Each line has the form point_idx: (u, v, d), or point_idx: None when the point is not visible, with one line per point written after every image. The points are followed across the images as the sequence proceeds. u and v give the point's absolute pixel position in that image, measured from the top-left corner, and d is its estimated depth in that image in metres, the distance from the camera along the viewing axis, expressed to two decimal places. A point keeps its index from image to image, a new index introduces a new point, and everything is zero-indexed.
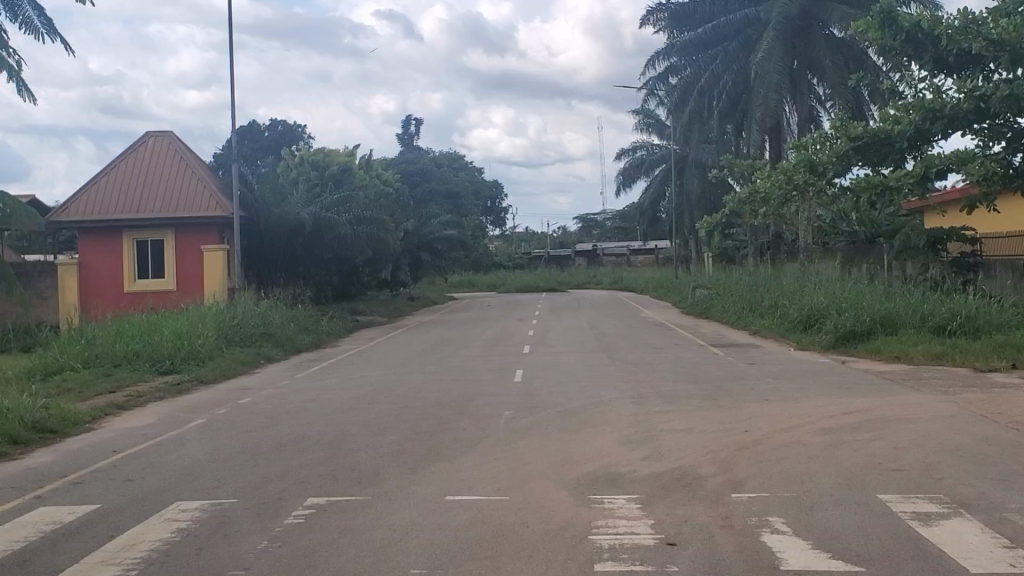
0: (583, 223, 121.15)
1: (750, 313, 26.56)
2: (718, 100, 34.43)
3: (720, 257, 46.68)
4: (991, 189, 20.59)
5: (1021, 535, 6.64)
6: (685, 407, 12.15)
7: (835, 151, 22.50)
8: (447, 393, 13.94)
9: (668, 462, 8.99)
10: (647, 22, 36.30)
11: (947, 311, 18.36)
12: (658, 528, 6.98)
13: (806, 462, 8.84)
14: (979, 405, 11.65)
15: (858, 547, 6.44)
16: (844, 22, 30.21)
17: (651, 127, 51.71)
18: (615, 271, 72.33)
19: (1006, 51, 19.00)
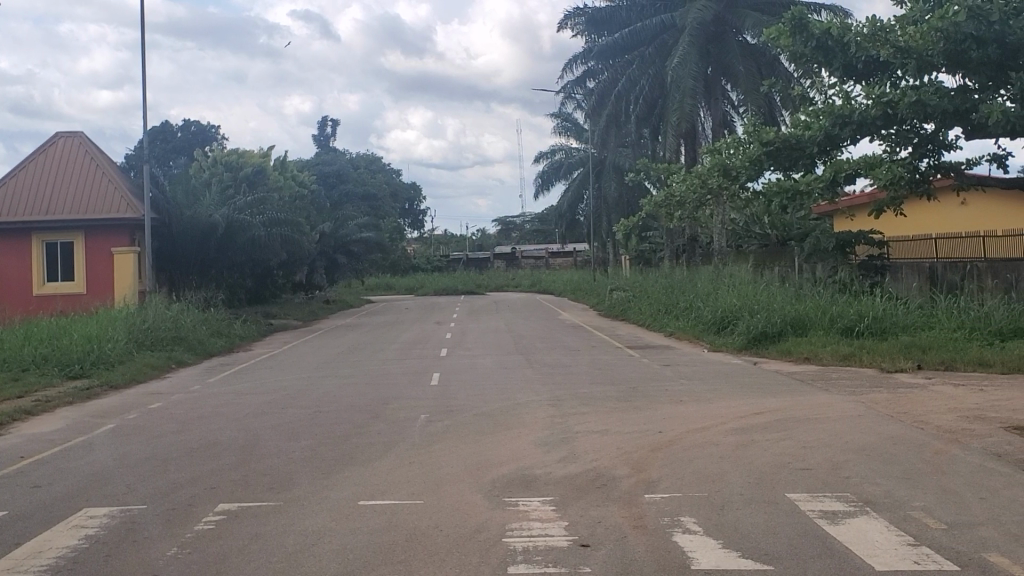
0: (502, 226, 121.48)
1: (665, 315, 26.84)
2: (635, 105, 34.74)
3: (638, 259, 47.05)
4: (899, 194, 21.05)
5: (925, 534, 6.78)
6: (599, 409, 12.23)
7: (747, 156, 22.84)
8: (363, 397, 13.84)
9: (582, 464, 9.06)
10: (565, 26, 36.45)
11: (855, 313, 18.76)
12: (571, 530, 7.02)
13: (717, 462, 8.97)
14: (885, 406, 11.92)
15: (767, 546, 6.54)
16: (756, 29, 30.72)
17: (569, 131, 51.99)
18: (534, 274, 72.45)
19: (913, 58, 19.54)
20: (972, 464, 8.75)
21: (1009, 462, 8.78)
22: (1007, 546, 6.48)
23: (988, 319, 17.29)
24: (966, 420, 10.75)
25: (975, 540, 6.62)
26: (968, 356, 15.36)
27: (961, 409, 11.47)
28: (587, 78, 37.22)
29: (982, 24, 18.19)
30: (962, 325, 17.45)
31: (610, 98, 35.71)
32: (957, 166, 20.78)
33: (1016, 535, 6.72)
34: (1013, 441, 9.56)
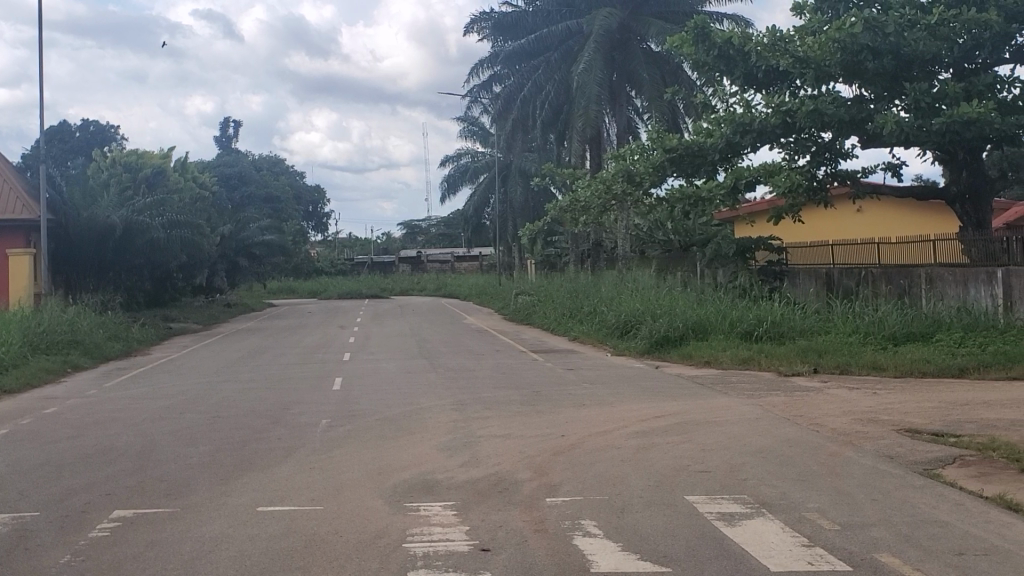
0: (408, 230, 121.10)
1: (570, 319, 27.01)
2: (540, 110, 34.91)
3: (544, 264, 47.20)
4: (798, 201, 21.50)
5: (818, 535, 6.92)
6: (502, 413, 12.24)
7: (651, 162, 23.04)
8: (263, 402, 13.67)
9: (485, 468, 9.05)
10: (471, 30, 36.47)
11: (754, 318, 19.05)
12: (472, 534, 7.01)
13: (618, 466, 9.04)
14: (782, 408, 12.14)
15: (666, 548, 6.61)
16: (660, 37, 31.17)
17: (475, 135, 52.07)
18: (438, 279, 72.24)
19: (811, 69, 20.07)
20: (866, 465, 8.95)
21: (901, 463, 9.02)
22: (898, 546, 6.65)
23: (883, 324, 17.79)
24: (860, 422, 11.01)
25: (867, 541, 6.77)
26: (863, 360, 15.72)
27: (855, 412, 11.73)
28: (493, 82, 37.29)
29: (878, 36, 19.00)
30: (857, 330, 17.89)
31: (516, 103, 35.79)
32: (853, 175, 21.36)
33: (906, 536, 6.90)
34: (903, 444, 9.81)
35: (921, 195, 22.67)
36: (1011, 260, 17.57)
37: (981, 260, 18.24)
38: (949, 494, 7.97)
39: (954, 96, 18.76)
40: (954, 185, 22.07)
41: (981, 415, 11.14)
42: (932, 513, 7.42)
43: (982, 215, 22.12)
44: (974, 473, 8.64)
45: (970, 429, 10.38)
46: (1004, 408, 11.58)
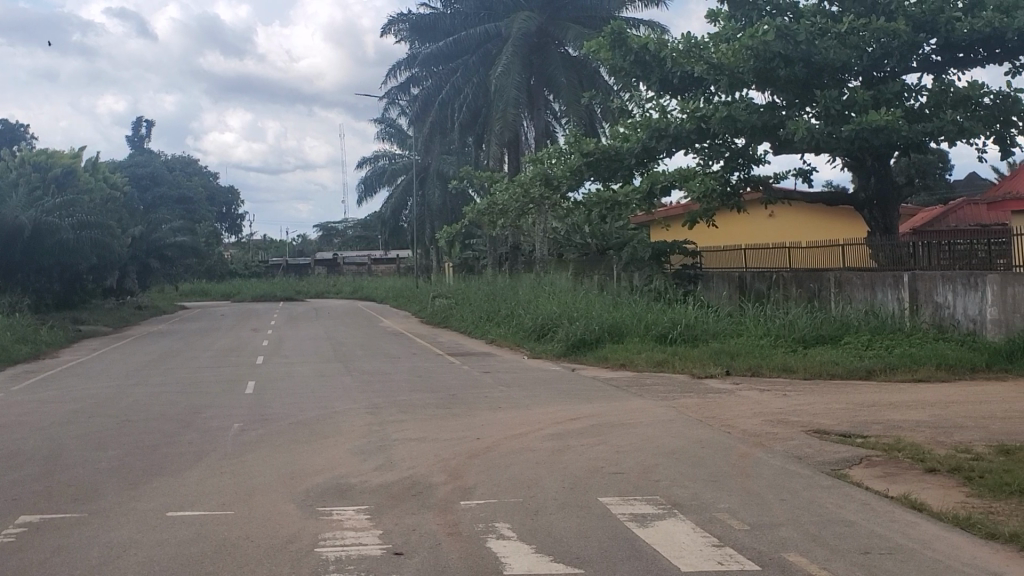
0: (324, 232, 120.33)
1: (487, 322, 27.05)
2: (458, 113, 34.88)
3: (462, 266, 47.18)
4: (711, 206, 21.80)
5: (729, 535, 7.02)
6: (417, 416, 12.21)
7: (568, 166, 23.12)
8: (174, 406, 13.44)
9: (399, 472, 9.01)
10: (388, 32, 36.28)
11: (669, 321, 19.20)
12: (385, 538, 6.98)
13: (532, 468, 9.07)
14: (695, 410, 12.28)
15: (578, 549, 6.66)
16: (578, 41, 31.46)
17: (392, 137, 51.88)
18: (354, 281, 71.81)
19: (725, 75, 20.42)
20: (775, 466, 9.11)
21: (809, 464, 9.19)
22: (805, 545, 6.77)
23: (793, 327, 18.08)
24: (770, 423, 11.19)
25: (775, 541, 6.89)
26: (773, 363, 15.96)
27: (766, 413, 11.91)
28: (411, 84, 37.11)
29: (790, 44, 19.37)
30: (768, 332, 18.16)
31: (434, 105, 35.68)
32: (766, 181, 21.71)
33: (813, 535, 7.02)
34: (812, 445, 9.98)
35: (831, 201, 23.12)
36: (917, 264, 17.96)
37: (889, 265, 18.62)
38: (856, 494, 8.14)
39: (863, 104, 19.20)
40: (862, 191, 22.53)
41: (887, 416, 11.40)
42: (838, 513, 7.57)
43: (889, 220, 22.64)
44: (879, 473, 8.83)
45: (877, 430, 10.60)
46: (909, 409, 11.86)
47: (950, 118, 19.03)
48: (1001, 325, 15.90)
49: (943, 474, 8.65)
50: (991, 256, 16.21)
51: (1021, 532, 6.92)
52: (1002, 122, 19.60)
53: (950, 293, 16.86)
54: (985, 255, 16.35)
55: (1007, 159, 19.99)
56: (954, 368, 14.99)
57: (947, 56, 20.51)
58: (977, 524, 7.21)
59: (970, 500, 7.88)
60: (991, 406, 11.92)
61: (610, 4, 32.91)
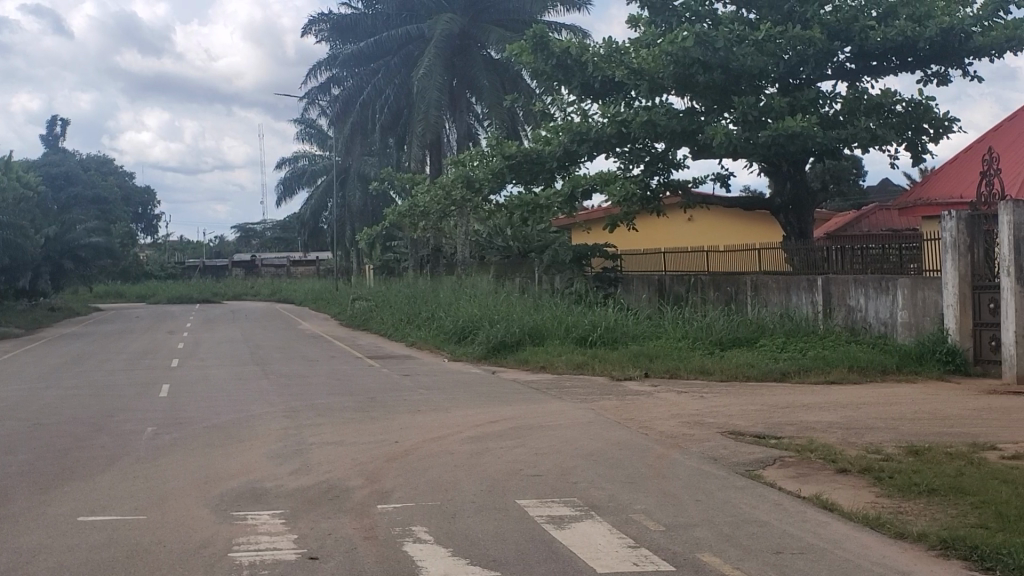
0: (243, 234, 119.05)
1: (407, 325, 26.91)
2: (380, 114, 34.72)
3: (382, 268, 46.96)
4: (632, 210, 21.94)
5: (644, 535, 7.08)
6: (336, 419, 12.12)
7: (490, 168, 23.08)
8: (87, 410, 13.17)
9: (316, 476, 8.93)
10: (309, 31, 36.00)
11: (590, 324, 19.27)
12: (300, 542, 6.91)
13: (451, 471, 9.06)
14: (614, 411, 12.38)
15: (494, 552, 6.66)
16: (500, 43, 31.69)
17: (313, 138, 51.54)
18: (272, 284, 71.09)
19: (645, 80, 20.63)
20: (691, 467, 9.21)
21: (725, 464, 9.31)
22: (719, 545, 6.85)
23: (710, 330, 18.27)
24: (687, 425, 11.32)
25: (690, 541, 6.96)
26: (691, 365, 16.13)
27: (682, 414, 12.05)
28: (331, 85, 36.85)
29: (709, 50, 19.60)
30: (687, 335, 18.34)
31: (356, 107, 35.50)
32: (685, 185, 21.97)
33: (727, 535, 7.10)
34: (728, 446, 10.10)
35: (748, 206, 23.45)
36: (831, 267, 18.29)
37: (803, 268, 18.93)
38: (770, 494, 8.26)
39: (779, 110, 19.53)
40: (778, 196, 22.85)
41: (800, 417, 11.59)
42: (752, 513, 7.67)
43: (804, 224, 23.04)
44: (792, 473, 8.97)
45: (790, 431, 10.79)
46: (822, 411, 12.09)
47: (864, 125, 19.46)
48: (910, 328, 16.23)
49: (854, 475, 8.82)
50: (902, 260, 16.56)
51: (928, 531, 7.07)
52: (913, 129, 20.03)
53: (863, 296, 17.19)
54: (896, 259, 16.69)
55: (919, 165, 20.45)
56: (865, 369, 15.31)
57: (861, 64, 20.93)
58: (885, 523, 7.36)
59: (880, 500, 8.04)
60: (901, 407, 12.20)
61: (532, 8, 33.11)
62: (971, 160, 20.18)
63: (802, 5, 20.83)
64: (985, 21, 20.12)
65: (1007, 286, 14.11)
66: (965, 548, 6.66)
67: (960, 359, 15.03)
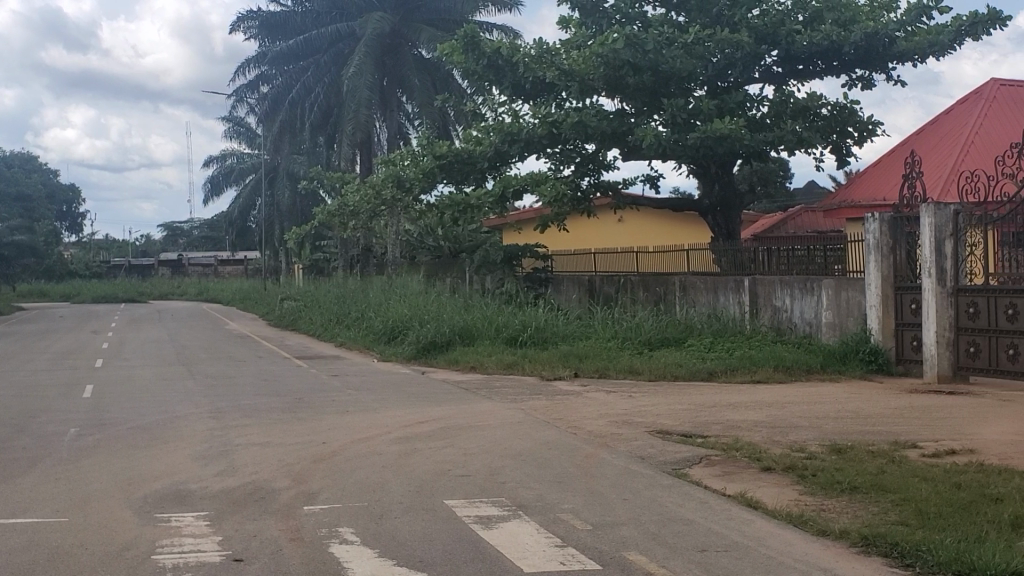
0: (170, 233, 117.35)
1: (336, 326, 26.71)
2: (309, 112, 34.44)
3: (311, 268, 46.60)
4: (562, 211, 22.04)
5: (571, 535, 7.10)
6: (263, 420, 11.99)
7: (420, 168, 22.88)
8: (7, 411, 12.90)
9: (241, 477, 8.84)
10: (237, 29, 35.57)
11: (520, 324, 19.30)
12: (224, 544, 6.84)
13: (378, 471, 9.03)
14: (542, 412, 12.40)
15: (421, 553, 6.63)
16: (431, 43, 31.63)
17: (241, 136, 51.00)
18: (200, 284, 70.22)
19: (576, 81, 20.74)
20: (618, 466, 9.26)
21: (652, 463, 9.38)
22: (645, 544, 6.88)
23: (640, 330, 18.38)
24: (615, 424, 11.38)
25: (616, 540, 6.99)
26: (620, 364, 16.22)
27: (610, 414, 12.11)
28: (260, 83, 36.49)
29: (638, 52, 19.74)
30: (616, 335, 18.45)
31: (285, 105, 35.20)
32: (615, 186, 22.13)
33: (653, 534, 7.15)
34: (655, 445, 10.17)
35: (677, 207, 23.65)
36: (757, 268, 18.53)
37: (731, 269, 19.14)
38: (695, 493, 8.33)
39: (708, 113, 19.76)
40: (706, 198, 23.07)
41: (726, 417, 11.71)
42: (678, 512, 7.74)
43: (731, 226, 23.32)
44: (717, 472, 9.06)
45: (717, 430, 10.89)
46: (748, 410, 12.22)
47: (790, 128, 19.72)
48: (834, 328, 16.49)
49: (779, 473, 8.92)
50: (827, 262, 16.82)
51: (849, 528, 7.19)
52: (838, 132, 20.35)
53: (789, 297, 17.44)
54: (821, 260, 16.94)
55: (844, 168, 20.78)
56: (791, 368, 15.53)
57: (787, 68, 21.20)
58: (809, 520, 7.46)
59: (803, 498, 8.16)
60: (824, 405, 12.38)
61: (463, 8, 33.09)
62: (894, 163, 20.55)
63: (731, 9, 21.06)
64: (909, 25, 20.54)
65: (928, 287, 14.38)
66: (886, 545, 6.78)
67: (882, 359, 15.31)
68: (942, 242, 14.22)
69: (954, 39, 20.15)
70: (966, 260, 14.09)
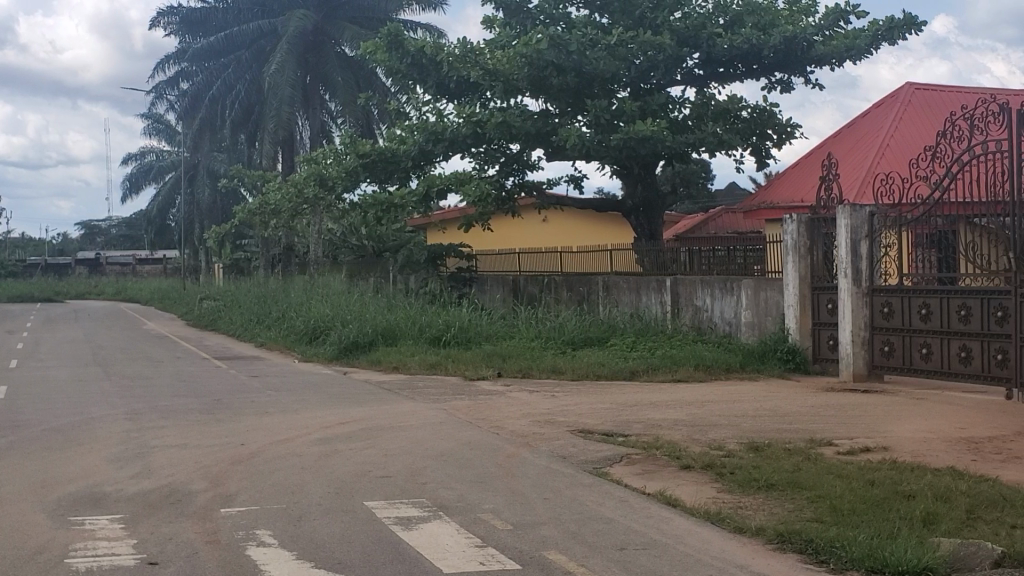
0: (87, 231, 115.08)
1: (257, 325, 26.43)
2: (231, 110, 34.05)
3: (233, 267, 46.09)
4: (486, 210, 22.05)
5: (491, 535, 7.10)
6: (180, 422, 11.81)
7: (343, 167, 22.74)
8: None
9: (157, 480, 8.71)
10: (156, 24, 34.98)
11: (443, 323, 19.25)
12: (140, 547, 6.72)
13: (298, 473, 8.95)
14: (464, 412, 12.39)
15: (340, 555, 6.58)
16: (355, 41, 31.45)
17: (160, 133, 50.28)
18: (117, 283, 68.98)
19: (500, 81, 20.77)
20: (539, 466, 9.28)
21: (572, 463, 9.42)
22: (565, 543, 6.91)
23: (563, 329, 18.45)
24: (537, 424, 11.41)
25: (536, 540, 7.00)
26: (542, 365, 16.26)
27: (532, 414, 12.13)
28: (180, 79, 35.98)
29: (562, 53, 19.84)
30: (540, 335, 18.49)
31: (205, 101, 34.77)
32: (539, 186, 22.21)
33: (573, 533, 7.18)
34: (576, 444, 10.23)
35: (600, 208, 23.80)
36: (679, 269, 18.72)
37: (653, 269, 19.31)
38: (615, 491, 8.39)
39: (630, 114, 19.94)
40: (629, 199, 23.25)
41: (646, 416, 11.81)
42: (598, 510, 7.79)
43: (653, 226, 23.51)
44: (638, 470, 9.13)
45: (637, 429, 10.97)
46: (668, 409, 12.33)
47: (710, 130, 20.03)
48: (754, 327, 16.71)
49: (698, 471, 9.02)
50: (747, 262, 17.01)
51: (766, 525, 7.29)
52: (758, 135, 20.64)
53: (709, 297, 17.64)
54: (741, 261, 17.15)
55: (764, 169, 21.06)
56: (710, 368, 15.69)
57: (709, 70, 21.42)
58: (726, 517, 7.56)
59: (720, 495, 8.26)
60: (743, 404, 12.53)
61: (387, 6, 32.99)
62: (812, 166, 20.89)
63: (653, 11, 21.24)
64: (826, 30, 20.95)
65: (844, 287, 14.65)
66: (801, 542, 6.88)
67: (799, 359, 15.56)
68: (858, 243, 14.51)
69: (870, 44, 20.59)
70: (881, 261, 14.38)
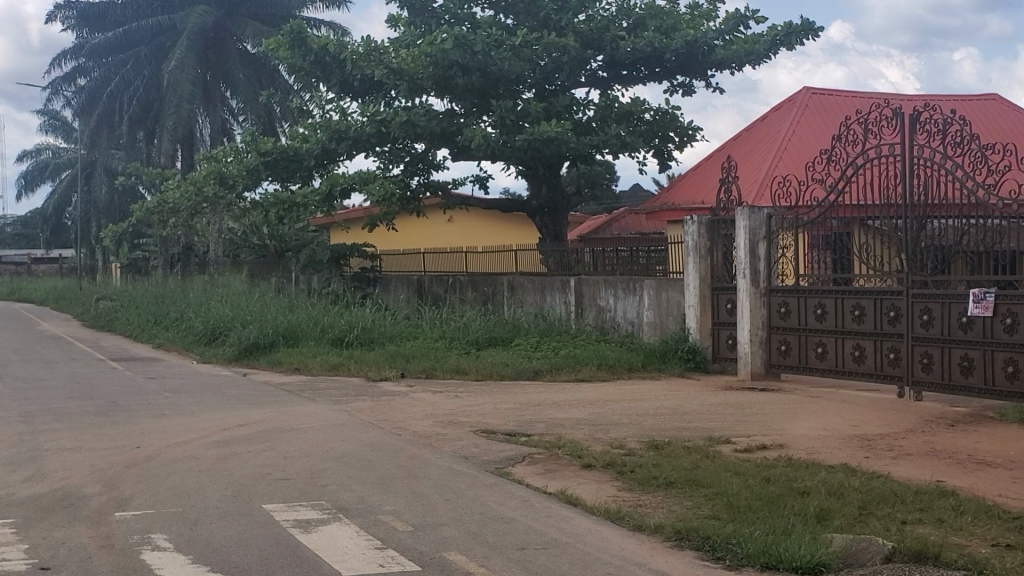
0: None
1: (153, 326, 25.94)
2: (129, 106, 33.43)
3: (131, 266, 45.24)
4: (390, 210, 21.96)
5: (391, 536, 7.08)
6: (74, 424, 11.55)
7: (244, 165, 22.44)
8: None
9: (49, 484, 8.49)
10: (52, 18, 34.19)
11: (346, 324, 19.13)
12: (31, 552, 6.56)
13: (196, 476, 8.81)
14: (366, 413, 12.33)
15: (236, 558, 6.51)
16: (257, 38, 31.10)
17: (56, 130, 49.20)
18: (10, 282, 67.24)
19: (405, 80, 20.71)
20: (441, 467, 9.27)
21: (474, 463, 9.43)
22: (465, 544, 6.92)
23: (467, 330, 18.45)
24: (439, 424, 11.41)
25: (437, 540, 7.00)
26: (446, 365, 16.26)
27: (434, 415, 12.11)
28: (77, 75, 35.25)
29: (467, 53, 19.84)
30: (444, 334, 18.47)
31: (102, 99, 34.14)
32: (445, 186, 22.19)
33: (474, 534, 7.19)
34: (479, 445, 10.24)
35: (505, 208, 23.88)
36: (583, 269, 18.86)
37: (557, 269, 19.43)
38: (517, 491, 8.42)
39: (535, 115, 20.06)
40: (534, 199, 23.35)
41: (548, 415, 11.88)
42: (499, 510, 7.81)
43: (558, 226, 23.63)
44: (540, 470, 9.17)
45: (539, 429, 11.02)
46: (569, 408, 12.42)
47: (614, 132, 20.20)
48: (655, 327, 16.91)
49: (598, 470, 9.09)
50: (649, 262, 17.20)
51: (664, 523, 7.38)
52: (660, 137, 20.89)
53: (612, 297, 17.81)
54: (643, 262, 17.34)
55: (667, 170, 21.31)
56: (613, 367, 15.82)
57: (612, 73, 21.60)
58: (625, 516, 7.63)
59: (620, 494, 8.33)
60: (644, 402, 12.67)
61: (290, 3, 32.71)
62: (713, 168, 21.21)
63: (558, 14, 21.36)
64: (726, 35, 21.26)
65: (743, 288, 14.89)
66: (698, 539, 6.98)
67: (700, 358, 15.77)
68: (756, 245, 14.75)
69: (769, 48, 20.88)
70: (778, 261, 14.64)
